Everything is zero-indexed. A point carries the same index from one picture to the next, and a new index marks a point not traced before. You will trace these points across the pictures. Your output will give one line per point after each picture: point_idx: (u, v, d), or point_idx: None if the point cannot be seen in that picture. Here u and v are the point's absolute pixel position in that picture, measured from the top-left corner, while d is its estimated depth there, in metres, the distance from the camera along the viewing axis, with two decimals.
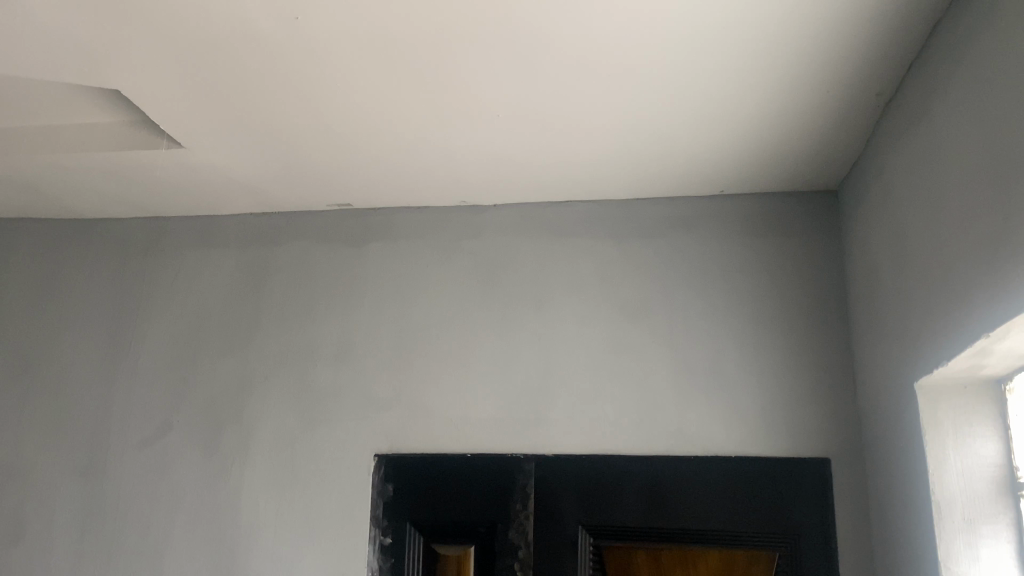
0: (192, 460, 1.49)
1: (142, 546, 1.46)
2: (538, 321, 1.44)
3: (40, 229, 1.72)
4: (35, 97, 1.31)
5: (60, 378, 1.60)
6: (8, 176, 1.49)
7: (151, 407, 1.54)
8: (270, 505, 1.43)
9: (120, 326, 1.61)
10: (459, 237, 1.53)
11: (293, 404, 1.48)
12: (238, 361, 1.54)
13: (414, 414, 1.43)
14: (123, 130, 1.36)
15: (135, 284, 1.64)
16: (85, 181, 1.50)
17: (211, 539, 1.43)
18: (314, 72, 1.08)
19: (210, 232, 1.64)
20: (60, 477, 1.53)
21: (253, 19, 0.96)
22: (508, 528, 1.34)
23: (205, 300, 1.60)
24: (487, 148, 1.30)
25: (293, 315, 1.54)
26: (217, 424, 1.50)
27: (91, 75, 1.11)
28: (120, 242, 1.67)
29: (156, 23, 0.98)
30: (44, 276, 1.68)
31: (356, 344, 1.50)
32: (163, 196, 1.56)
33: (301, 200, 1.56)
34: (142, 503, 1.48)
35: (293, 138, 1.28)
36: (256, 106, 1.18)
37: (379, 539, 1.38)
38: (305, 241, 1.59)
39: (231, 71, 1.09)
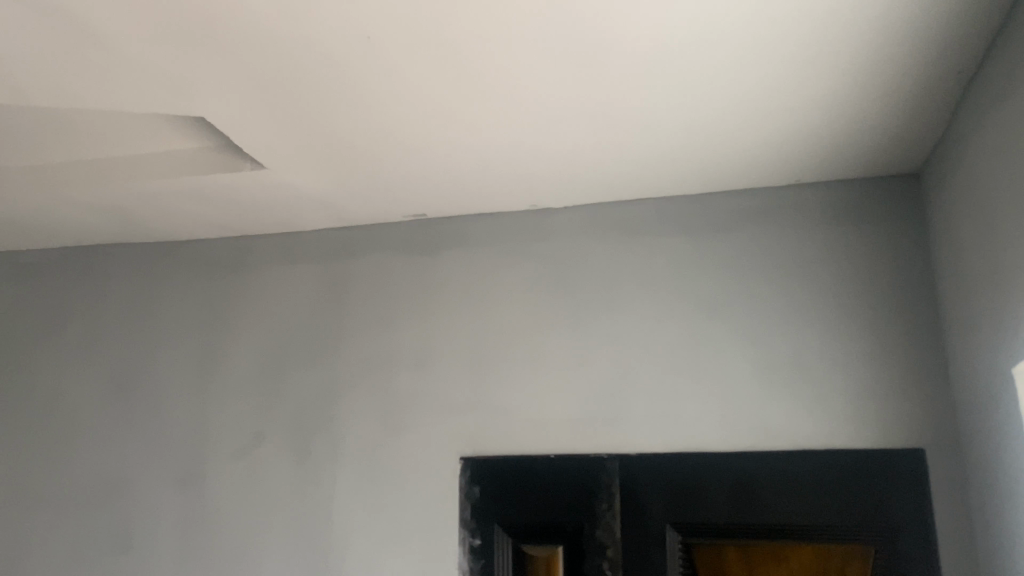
0: (284, 468, 1.54)
1: (241, 552, 1.51)
2: (615, 321, 1.44)
3: (132, 253, 1.80)
4: (126, 129, 1.38)
5: (159, 393, 1.68)
6: (104, 205, 1.57)
7: (244, 419, 1.60)
8: (360, 510, 1.47)
9: (211, 342, 1.68)
10: (531, 241, 1.54)
11: (378, 411, 1.52)
12: (323, 371, 1.58)
13: (495, 418, 1.45)
14: (208, 156, 1.43)
15: (223, 301, 1.70)
16: (175, 205, 1.57)
17: (305, 542, 1.48)
18: (386, 88, 1.11)
19: (290, 248, 1.70)
20: (162, 487, 1.60)
21: (327, 42, 0.99)
22: (596, 527, 1.35)
23: (288, 314, 1.65)
24: (558, 152, 1.31)
25: (374, 326, 1.58)
26: (306, 433, 1.55)
27: (177, 103, 1.16)
28: (207, 262, 1.74)
29: (236, 51, 1.02)
30: (138, 296, 1.77)
31: (436, 351, 1.53)
32: (246, 215, 1.62)
33: (376, 213, 1.59)
34: (239, 511, 1.54)
35: (367, 153, 1.31)
36: (332, 124, 1.22)
37: (468, 541, 1.41)
38: (381, 253, 1.63)
39: (306, 93, 1.12)
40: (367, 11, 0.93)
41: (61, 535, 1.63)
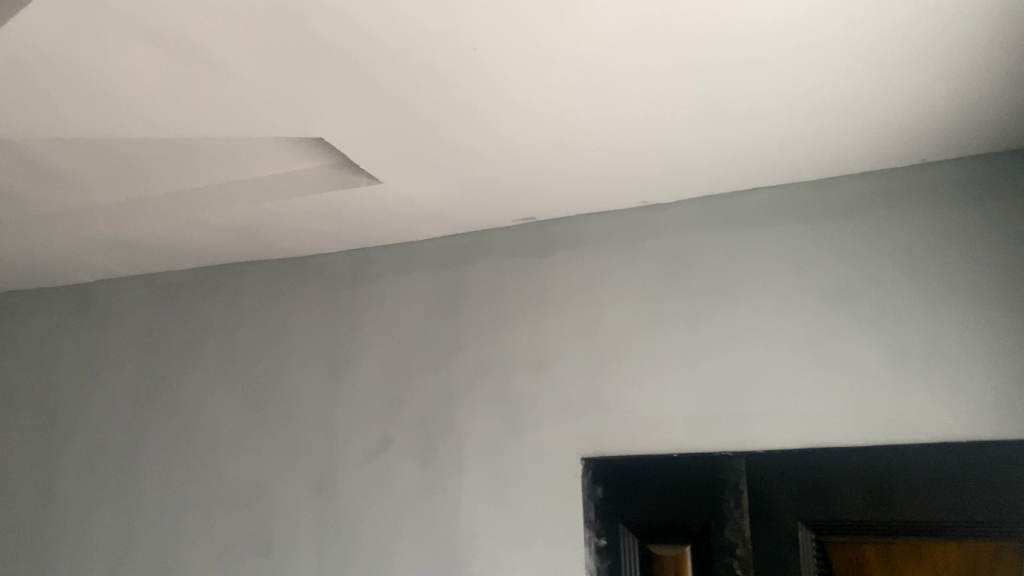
0: (410, 472, 1.58)
1: (374, 553, 1.57)
2: (733, 314, 1.41)
3: (261, 269, 1.90)
4: (251, 154, 1.45)
5: (290, 402, 1.76)
6: (233, 226, 1.66)
7: (370, 424, 1.66)
8: (486, 511, 1.49)
9: (336, 351, 1.75)
10: (643, 238, 1.53)
11: (498, 413, 1.54)
12: (443, 376, 1.62)
13: (615, 417, 1.44)
14: (326, 174, 1.49)
15: (346, 312, 1.77)
16: (297, 223, 1.64)
17: (435, 543, 1.52)
18: (491, 95, 1.12)
19: (406, 258, 1.75)
20: (298, 491, 1.68)
21: (433, 55, 1.02)
22: (723, 526, 1.39)
23: (407, 321, 1.70)
24: (666, 147, 1.30)
25: (490, 329, 1.61)
26: (429, 437, 1.59)
27: (296, 126, 1.22)
28: (329, 274, 1.82)
29: (349, 72, 1.06)
30: (267, 310, 1.86)
31: (552, 353, 1.53)
32: (363, 228, 1.68)
33: (487, 219, 1.62)
34: (370, 512, 1.60)
35: (476, 161, 1.34)
36: (442, 136, 1.25)
37: (594, 541, 1.41)
38: (493, 257, 1.65)
39: (416, 108, 1.16)
40: (472, 24, 0.95)
41: (209, 539, 1.73)
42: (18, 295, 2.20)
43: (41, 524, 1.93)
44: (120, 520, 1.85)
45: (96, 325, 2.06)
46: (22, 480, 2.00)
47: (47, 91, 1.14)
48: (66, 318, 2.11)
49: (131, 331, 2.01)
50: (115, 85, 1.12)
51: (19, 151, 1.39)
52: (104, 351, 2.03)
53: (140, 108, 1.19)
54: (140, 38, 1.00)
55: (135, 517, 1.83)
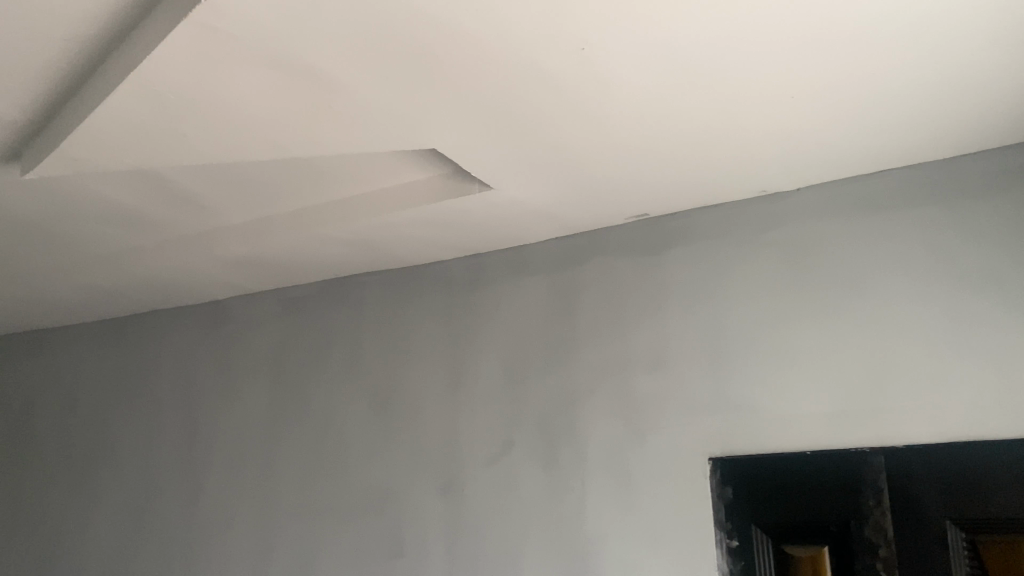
0: (534, 474, 1.59)
1: (503, 554, 1.58)
2: (863, 304, 1.35)
3: (381, 280, 1.95)
4: (368, 169, 1.50)
5: (415, 408, 1.80)
6: (353, 239, 1.72)
7: (493, 428, 1.68)
8: (613, 511, 1.48)
9: (456, 356, 1.78)
10: (763, 229, 1.48)
11: (620, 413, 1.53)
12: (562, 377, 1.62)
13: (741, 415, 1.40)
14: (440, 184, 1.52)
15: (463, 317, 1.80)
16: (413, 232, 1.68)
17: (563, 544, 1.52)
18: (602, 94, 1.11)
19: (521, 262, 1.76)
20: (426, 495, 1.72)
21: (543, 59, 1.02)
22: (863, 526, 1.28)
23: (524, 324, 1.71)
24: (784, 135, 1.25)
25: (607, 329, 1.60)
26: (552, 439, 1.59)
27: (409, 139, 1.25)
28: (446, 281, 1.85)
29: (460, 82, 1.07)
30: (389, 319, 1.91)
31: (672, 351, 1.51)
32: (477, 234, 1.70)
33: (600, 218, 1.61)
34: (497, 514, 1.61)
35: (587, 162, 1.33)
36: (552, 139, 1.25)
37: (725, 542, 1.38)
38: (607, 257, 1.64)
39: (527, 113, 1.16)
40: (582, 24, 0.94)
41: (344, 541, 1.80)
42: (159, 313, 2.34)
43: (190, 528, 2.05)
44: (260, 524, 1.94)
45: (230, 339, 2.17)
46: (171, 487, 2.13)
47: (179, 122, 1.21)
48: (203, 333, 2.23)
49: (262, 343, 2.10)
50: (242, 113, 1.18)
51: (157, 179, 1.48)
52: (239, 364, 2.13)
53: (263, 132, 1.24)
54: (263, 66, 1.05)
55: (274, 520, 1.92)
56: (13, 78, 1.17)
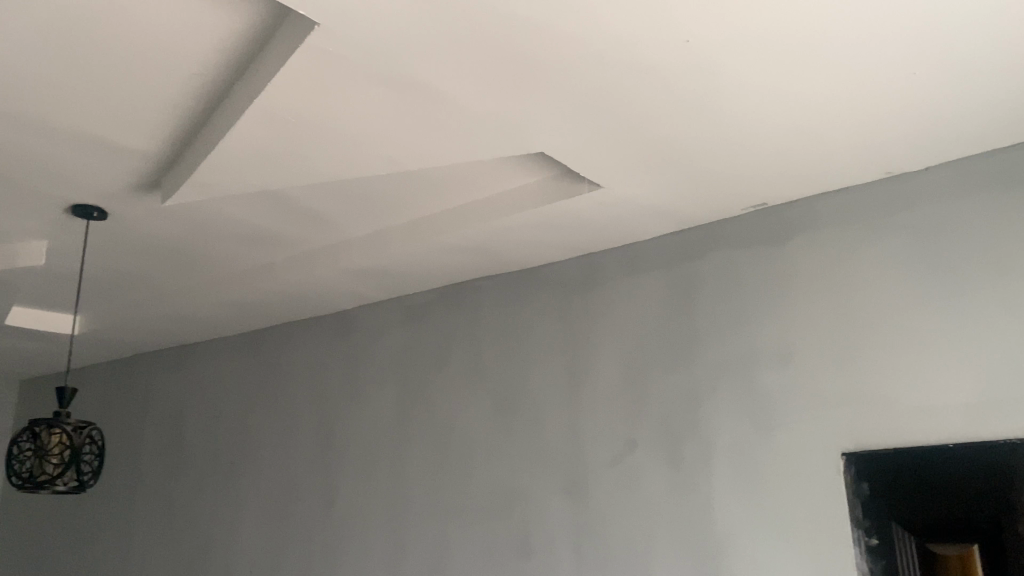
0: (659, 473, 1.58)
1: (631, 554, 1.58)
2: (1003, 287, 1.27)
3: (497, 284, 1.98)
4: (479, 176, 1.53)
5: (536, 410, 1.82)
6: (468, 245, 1.75)
7: (616, 427, 1.67)
8: (742, 510, 1.45)
9: (574, 356, 1.78)
10: (889, 213, 1.41)
11: (745, 410, 1.50)
12: (684, 374, 1.60)
13: (875, 408, 1.35)
14: (551, 186, 1.53)
15: (580, 318, 1.80)
16: (526, 235, 1.70)
17: (691, 544, 1.50)
18: (710, 85, 1.09)
19: (634, 259, 1.74)
20: (551, 495, 1.73)
21: (647, 54, 1.00)
22: (1015, 523, 1.19)
23: (641, 322, 1.69)
24: (907, 115, 1.19)
25: (728, 324, 1.56)
26: (675, 438, 1.57)
27: (517, 143, 1.26)
28: (561, 282, 1.85)
29: (565, 84, 1.08)
30: (506, 323, 1.93)
31: (796, 344, 1.46)
32: (590, 234, 1.69)
33: (714, 211, 1.57)
34: (623, 513, 1.61)
35: (698, 155, 1.31)
36: (660, 134, 1.23)
37: (864, 540, 1.32)
38: (724, 250, 1.60)
39: (634, 110, 1.15)
40: (686, 17, 0.93)
41: (473, 542, 1.83)
42: (290, 325, 2.45)
43: (327, 530, 2.14)
44: (392, 526, 2.00)
45: (357, 348, 2.26)
46: (309, 491, 2.23)
47: (300, 144, 1.27)
48: (331, 342, 2.33)
49: (387, 351, 2.18)
50: (356, 131, 1.23)
51: (282, 198, 1.55)
52: (365, 371, 2.21)
53: (377, 147, 1.29)
54: (373, 85, 1.09)
55: (405, 522, 1.98)
56: (150, 114, 1.26)
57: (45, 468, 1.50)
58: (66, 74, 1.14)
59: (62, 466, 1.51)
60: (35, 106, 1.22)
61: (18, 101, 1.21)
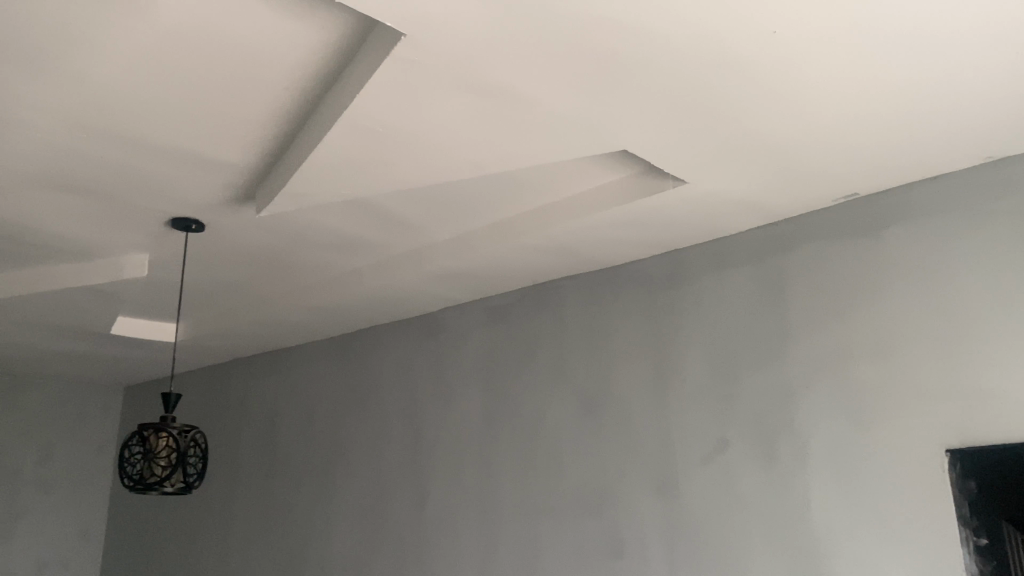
0: (753, 472, 1.55)
1: (726, 555, 1.56)
2: None
3: (581, 283, 1.98)
4: (562, 176, 1.53)
5: (624, 409, 1.81)
6: (551, 245, 1.76)
7: (706, 426, 1.65)
8: (841, 509, 1.42)
9: (662, 355, 1.77)
10: (990, 199, 1.36)
11: (842, 407, 1.46)
12: (775, 371, 1.57)
13: (980, 403, 1.29)
14: (634, 183, 1.52)
15: (666, 315, 1.78)
16: (609, 234, 1.69)
17: (790, 543, 1.47)
18: (798, 76, 1.06)
19: (721, 255, 1.72)
20: (642, 495, 1.72)
21: (732, 47, 0.99)
22: None
23: (729, 318, 1.67)
24: (1011, 98, 1.14)
25: (821, 319, 1.52)
26: (769, 436, 1.54)
27: (600, 143, 1.26)
28: (646, 280, 1.84)
29: (649, 82, 1.07)
30: (590, 322, 1.93)
31: (894, 337, 1.42)
32: (674, 231, 1.68)
33: (802, 204, 1.54)
34: (718, 512, 1.59)
35: (786, 148, 1.29)
36: (746, 127, 1.21)
37: (973, 540, 1.26)
38: (815, 242, 1.56)
39: (720, 105, 1.14)
40: (773, 8, 0.91)
41: (564, 541, 1.84)
42: (377, 328, 2.51)
43: (420, 530, 2.18)
44: (483, 526, 2.02)
45: (442, 350, 2.29)
46: (400, 491, 2.27)
47: (387, 152, 1.30)
48: (417, 345, 2.37)
49: (472, 352, 2.20)
50: (443, 136, 1.25)
51: (369, 206, 1.59)
52: (452, 373, 2.24)
53: (462, 151, 1.31)
54: (459, 92, 1.11)
55: (495, 522, 2.00)
56: (245, 129, 1.31)
57: (155, 471, 1.58)
58: (166, 95, 1.19)
59: (170, 468, 1.59)
60: (139, 126, 1.29)
61: (122, 122, 1.27)
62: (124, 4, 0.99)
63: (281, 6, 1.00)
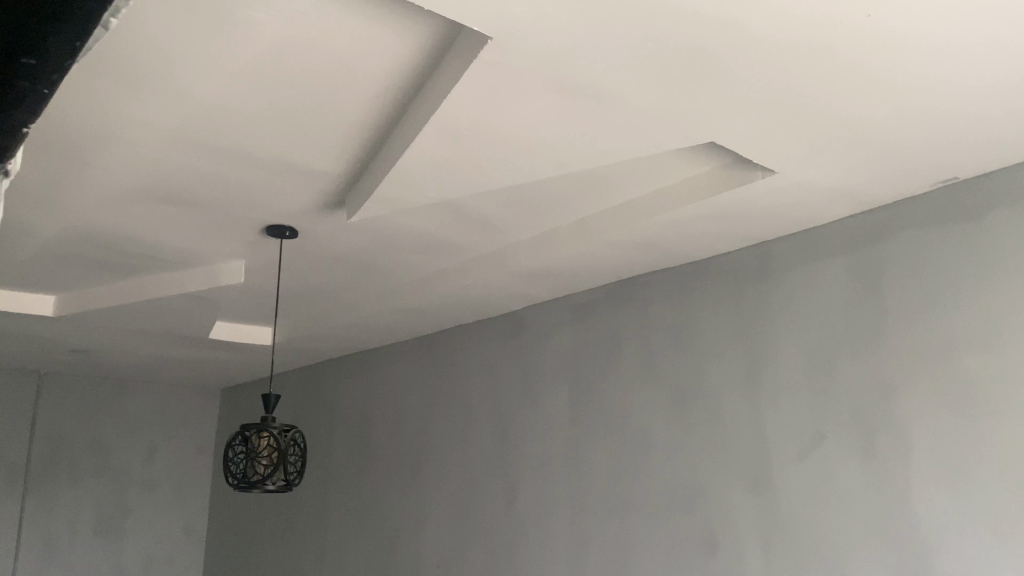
0: (852, 467, 1.51)
1: (825, 552, 1.52)
2: None
3: (667, 277, 1.96)
4: (647, 171, 1.52)
5: (714, 405, 1.79)
6: (636, 240, 1.75)
7: (801, 421, 1.62)
8: (947, 505, 1.37)
9: (753, 348, 1.74)
10: None
11: (946, 399, 1.41)
12: (873, 363, 1.52)
13: None
14: (721, 176, 1.50)
15: (756, 308, 1.75)
16: (695, 227, 1.68)
17: (892, 542, 1.43)
18: (893, 59, 1.03)
19: (812, 245, 1.68)
20: (736, 491, 1.70)
21: (825, 34, 0.96)
22: None
23: (823, 310, 1.63)
24: None
25: (921, 308, 1.47)
26: (868, 430, 1.50)
27: (687, 135, 1.25)
28: (734, 273, 1.82)
29: (738, 72, 1.05)
30: (677, 317, 1.91)
31: (1001, 326, 1.36)
32: (763, 222, 1.65)
33: (898, 190, 1.49)
34: (814, 510, 1.55)
35: (880, 134, 1.25)
36: (838, 114, 1.18)
37: None
38: (912, 229, 1.51)
39: (811, 93, 1.12)
40: None
41: (656, 538, 1.83)
42: (463, 327, 2.54)
43: (510, 528, 2.20)
44: (574, 522, 2.03)
45: (528, 347, 2.30)
46: (490, 488, 2.30)
47: (473, 154, 1.32)
48: (503, 343, 2.39)
49: (557, 349, 2.21)
50: (529, 135, 1.26)
51: (456, 207, 1.61)
52: (538, 371, 2.25)
53: (546, 149, 1.32)
54: (545, 90, 1.12)
55: (586, 519, 2.00)
56: (336, 137, 1.34)
57: (257, 470, 1.64)
58: (261, 107, 1.24)
59: (271, 467, 1.65)
60: (237, 138, 1.34)
61: (222, 135, 1.33)
62: (223, 25, 1.03)
63: (371, 15, 1.02)
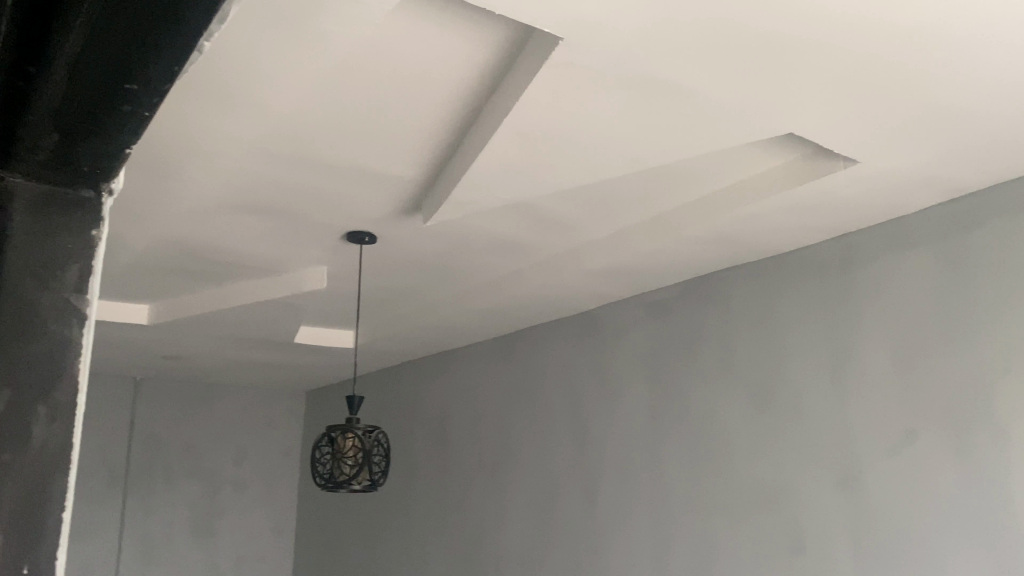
0: (946, 465, 1.46)
1: (919, 552, 1.47)
2: None
3: (747, 272, 1.93)
4: (723, 165, 1.50)
5: (799, 401, 1.75)
6: (714, 235, 1.73)
7: (892, 417, 1.57)
8: None
9: (838, 342, 1.69)
10: None
11: None
12: (968, 356, 1.46)
13: None
14: (800, 167, 1.47)
15: (841, 301, 1.71)
16: (775, 220, 1.64)
17: (991, 542, 1.37)
18: (980, 40, 0.99)
19: (899, 234, 1.62)
20: (823, 490, 1.66)
21: (905, 18, 0.93)
22: None
23: (912, 301, 1.57)
24: None
25: (1018, 298, 1.41)
26: (963, 426, 1.45)
27: (764, 127, 1.23)
28: (817, 265, 1.77)
29: (815, 62, 1.03)
30: (758, 312, 1.88)
31: None
32: (846, 212, 1.60)
33: (990, 175, 1.42)
34: (907, 509, 1.50)
35: (968, 118, 1.20)
36: (922, 100, 1.14)
37: None
38: (1005, 215, 1.44)
39: (892, 80, 1.08)
40: None
41: (741, 537, 1.80)
42: (539, 327, 2.55)
43: (592, 528, 2.20)
44: (657, 521, 2.02)
45: (606, 345, 2.29)
46: (571, 487, 2.30)
47: (547, 154, 1.32)
48: (580, 342, 2.38)
49: (636, 347, 2.19)
50: (602, 132, 1.26)
51: (531, 208, 1.62)
52: (617, 369, 2.24)
53: (619, 147, 1.31)
54: (615, 87, 1.11)
55: (669, 517, 1.99)
56: (411, 143, 1.37)
57: (343, 469, 1.68)
58: (339, 117, 1.28)
59: (357, 466, 1.69)
60: (317, 149, 1.38)
61: (303, 146, 1.37)
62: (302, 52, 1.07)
63: (441, 24, 1.04)
